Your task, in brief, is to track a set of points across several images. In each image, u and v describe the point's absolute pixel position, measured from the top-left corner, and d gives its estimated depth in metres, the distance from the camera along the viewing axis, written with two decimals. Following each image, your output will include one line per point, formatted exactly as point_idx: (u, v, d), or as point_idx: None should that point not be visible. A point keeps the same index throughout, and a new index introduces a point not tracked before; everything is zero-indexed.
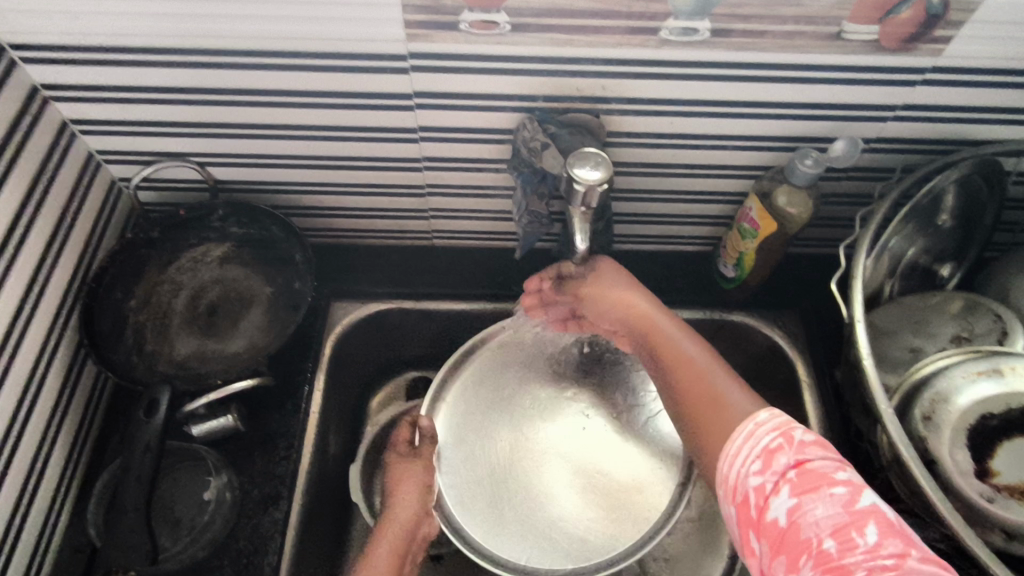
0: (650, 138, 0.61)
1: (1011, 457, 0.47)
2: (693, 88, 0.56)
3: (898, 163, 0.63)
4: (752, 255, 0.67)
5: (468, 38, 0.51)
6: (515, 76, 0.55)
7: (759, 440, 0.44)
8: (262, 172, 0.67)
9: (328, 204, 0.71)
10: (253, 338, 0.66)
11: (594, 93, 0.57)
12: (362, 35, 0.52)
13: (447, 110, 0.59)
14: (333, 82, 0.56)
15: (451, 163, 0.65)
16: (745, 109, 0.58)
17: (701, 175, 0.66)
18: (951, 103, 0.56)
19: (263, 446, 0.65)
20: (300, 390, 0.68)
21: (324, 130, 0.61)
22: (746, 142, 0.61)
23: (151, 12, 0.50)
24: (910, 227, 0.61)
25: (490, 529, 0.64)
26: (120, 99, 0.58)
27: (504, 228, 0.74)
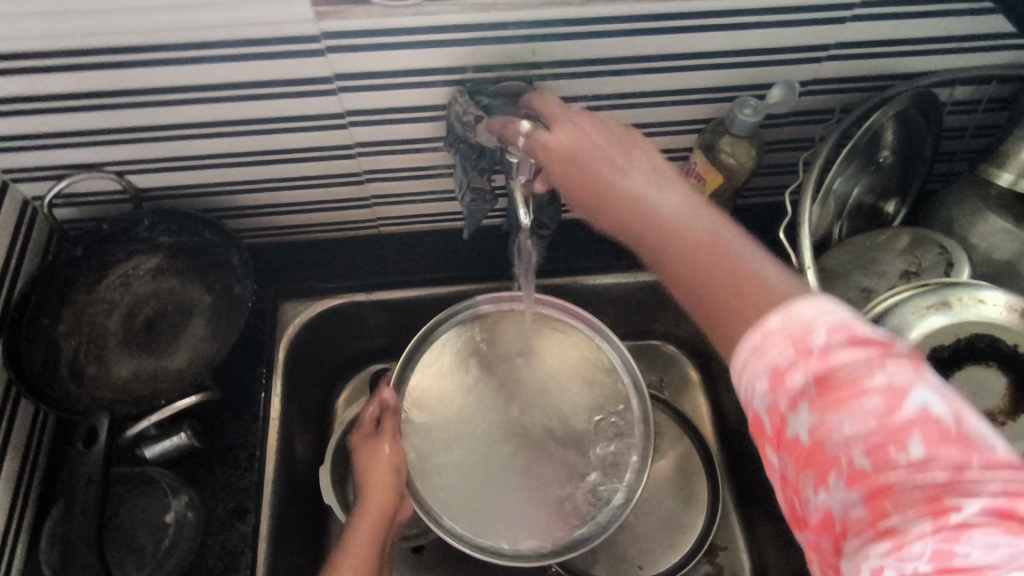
0: (589, 100, 0.59)
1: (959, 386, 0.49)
2: (627, 45, 0.54)
3: (836, 103, 0.63)
4: None
5: (387, 11, 0.48)
6: (439, 48, 0.52)
7: (767, 352, 0.33)
8: (187, 174, 0.63)
9: (263, 201, 0.68)
10: (196, 350, 0.63)
11: (525, 59, 0.54)
12: (271, 17, 0.48)
13: (374, 91, 0.56)
14: (248, 73, 0.53)
15: (386, 146, 0.62)
16: (682, 62, 0.56)
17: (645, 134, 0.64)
18: (885, 37, 0.56)
19: (223, 459, 0.63)
20: (255, 398, 0.66)
21: (246, 124, 0.58)
22: (687, 96, 0.60)
23: (32, 13, 0.46)
24: (853, 167, 0.61)
25: (468, 511, 0.59)
26: (15, 111, 0.54)
27: (450, 208, 0.72)
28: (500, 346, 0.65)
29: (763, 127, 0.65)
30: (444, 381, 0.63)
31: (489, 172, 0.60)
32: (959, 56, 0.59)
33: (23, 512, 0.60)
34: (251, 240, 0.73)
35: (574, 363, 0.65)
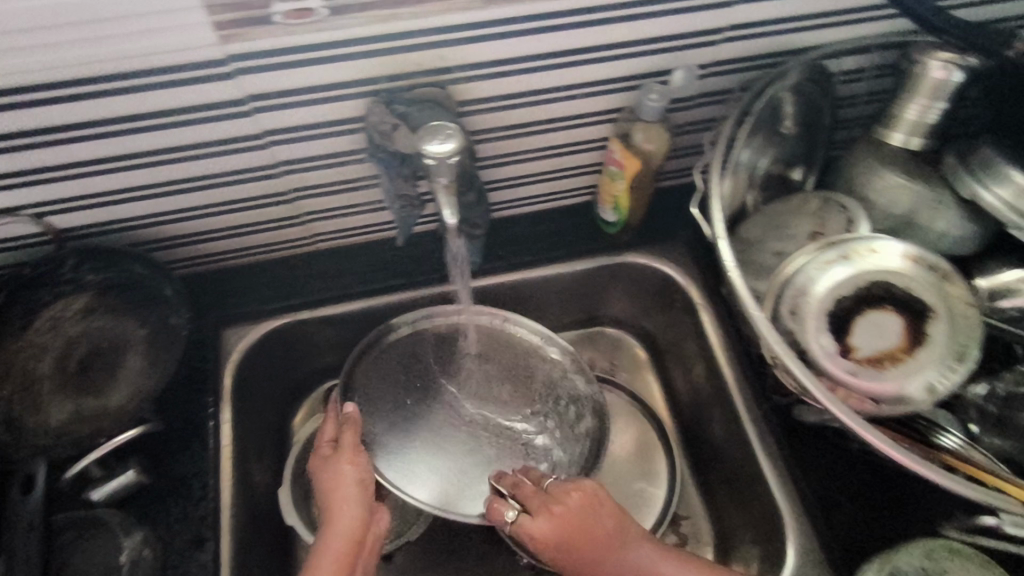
0: (502, 100, 0.61)
1: (865, 332, 0.53)
2: (530, 44, 0.56)
3: (737, 83, 0.66)
4: (626, 195, 0.69)
5: (290, 28, 0.49)
6: (347, 61, 0.53)
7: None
8: (108, 209, 0.62)
9: (191, 230, 0.67)
10: (136, 384, 0.63)
11: (435, 65, 0.55)
12: (173, 43, 0.48)
13: (289, 109, 0.56)
14: (157, 101, 0.53)
15: (309, 162, 0.63)
16: (585, 56, 0.59)
17: (561, 129, 0.67)
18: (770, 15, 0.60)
19: (176, 491, 0.62)
20: (204, 427, 0.65)
21: (161, 153, 0.57)
22: (595, 88, 0.63)
23: None
24: (759, 141, 0.64)
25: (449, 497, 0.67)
26: None
27: (383, 219, 0.73)
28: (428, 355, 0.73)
29: (672, 111, 0.68)
30: (385, 395, 0.70)
31: (413, 179, 0.64)
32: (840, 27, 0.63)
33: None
34: (185, 271, 0.72)
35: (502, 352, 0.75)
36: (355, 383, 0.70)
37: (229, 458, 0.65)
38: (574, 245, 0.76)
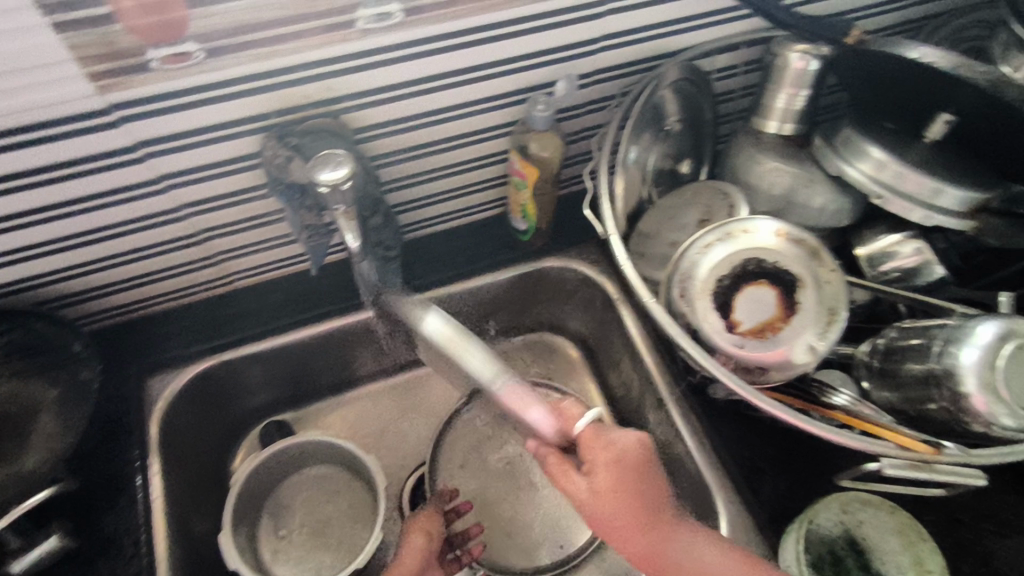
0: (396, 123, 0.63)
1: (748, 305, 0.59)
2: (415, 67, 0.58)
3: (619, 88, 0.71)
4: (532, 205, 0.73)
5: (170, 75, 0.50)
6: (234, 100, 0.54)
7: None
8: (7, 271, 0.61)
9: (97, 281, 0.66)
10: (46, 447, 0.60)
11: (325, 96, 0.57)
12: (50, 100, 0.48)
13: (183, 151, 0.57)
14: (41, 157, 0.52)
15: (212, 202, 0.63)
16: (471, 74, 0.61)
17: (460, 145, 0.69)
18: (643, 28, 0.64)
19: (105, 552, 0.60)
20: (130, 482, 0.63)
21: (53, 210, 0.57)
22: (486, 104, 0.65)
23: None
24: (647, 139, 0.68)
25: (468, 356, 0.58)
26: None
27: (294, 249, 0.74)
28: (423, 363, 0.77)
29: (563, 119, 0.71)
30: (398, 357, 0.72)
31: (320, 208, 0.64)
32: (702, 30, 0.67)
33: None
34: (98, 323, 0.72)
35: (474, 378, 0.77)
36: None
37: (163, 509, 0.63)
38: (491, 256, 0.79)
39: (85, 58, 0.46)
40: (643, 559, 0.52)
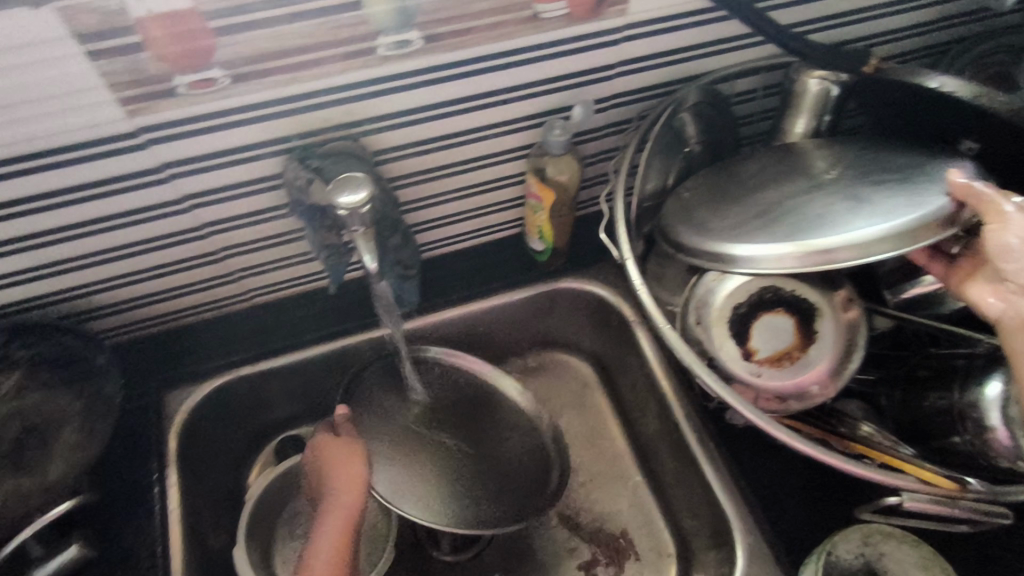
0: (566, 111, 0.67)
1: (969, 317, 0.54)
2: (594, 57, 0.62)
3: (820, 83, 0.65)
4: (548, 226, 0.74)
5: (393, 59, 0.55)
6: (438, 84, 0.59)
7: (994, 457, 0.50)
8: (225, 236, 0.67)
9: (306, 268, 0.75)
10: (73, 457, 0.62)
11: (523, 79, 0.62)
12: (290, 92, 0.55)
13: (384, 133, 0.62)
14: (275, 152, 0.59)
15: (408, 181, 0.68)
16: (636, 64, 0.65)
17: (607, 134, 0.72)
18: (768, 45, 0.70)
19: (125, 563, 0.63)
20: (152, 494, 0.66)
21: (284, 201, 0.65)
22: (637, 97, 0.69)
23: (98, 137, 0.52)
24: (823, 148, 0.64)
25: (729, 198, 0.62)
26: (87, 233, 0.60)
27: (456, 231, 0.79)
28: (586, 329, 0.87)
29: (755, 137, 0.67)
30: (594, 320, 0.84)
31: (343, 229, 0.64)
32: (867, 26, 0.71)
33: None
34: (272, 295, 0.78)
35: (633, 367, 0.80)
36: (571, 309, 0.84)
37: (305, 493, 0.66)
38: None
39: (336, 41, 0.52)
40: None
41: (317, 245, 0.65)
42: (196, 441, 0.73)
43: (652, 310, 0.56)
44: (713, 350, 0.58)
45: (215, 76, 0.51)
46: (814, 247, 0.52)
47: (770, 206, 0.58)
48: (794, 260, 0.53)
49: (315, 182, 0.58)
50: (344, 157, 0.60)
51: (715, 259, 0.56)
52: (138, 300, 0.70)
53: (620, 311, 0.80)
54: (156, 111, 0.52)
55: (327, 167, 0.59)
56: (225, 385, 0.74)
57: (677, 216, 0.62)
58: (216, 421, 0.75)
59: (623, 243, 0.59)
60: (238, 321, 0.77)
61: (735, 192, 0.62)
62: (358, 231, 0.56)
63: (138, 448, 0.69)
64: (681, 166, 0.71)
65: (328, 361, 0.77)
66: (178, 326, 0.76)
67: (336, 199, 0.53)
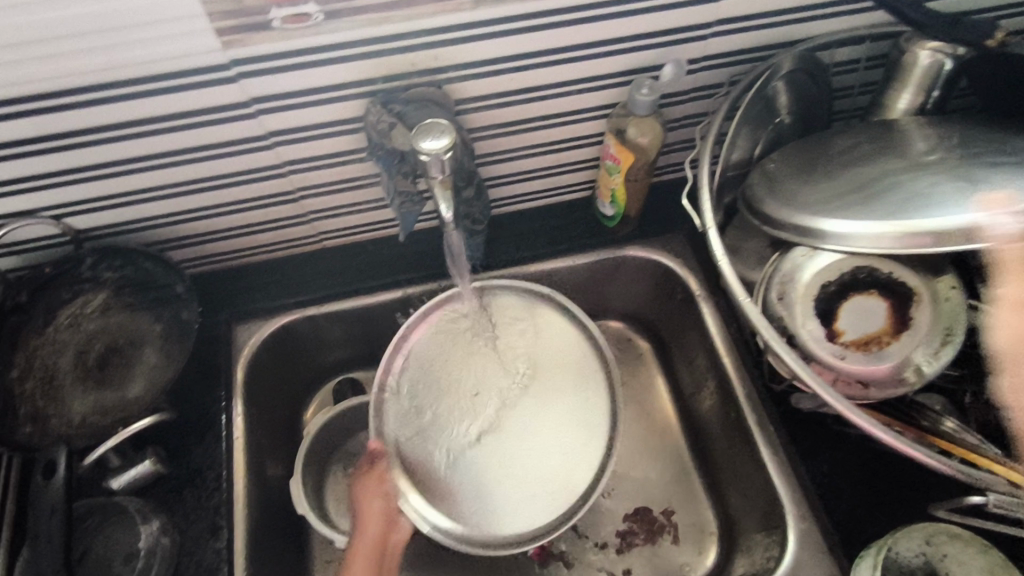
0: (654, 71, 0.64)
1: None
2: (690, 14, 0.59)
3: (932, 55, 0.60)
4: (622, 191, 0.72)
5: (485, 4, 0.54)
6: (528, 33, 0.57)
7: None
8: (302, 176, 0.67)
9: (375, 215, 0.76)
10: (150, 378, 0.65)
11: (613, 33, 0.59)
12: (380, 33, 0.54)
13: (467, 82, 0.61)
14: (359, 94, 0.59)
15: (484, 133, 0.67)
16: (734, 24, 0.62)
17: (692, 98, 0.70)
18: (877, 12, 0.66)
19: (192, 482, 0.67)
20: (218, 421, 0.70)
21: (362, 144, 0.65)
22: (728, 60, 0.66)
23: (192, 67, 0.53)
24: (928, 126, 0.60)
25: (822, 171, 0.59)
26: (173, 163, 0.62)
27: (525, 189, 0.78)
28: (648, 301, 0.85)
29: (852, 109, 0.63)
30: (659, 292, 0.82)
31: (414, 176, 0.64)
32: None
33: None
34: (341, 239, 0.79)
35: (694, 343, 0.79)
36: (636, 278, 0.82)
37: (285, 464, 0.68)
38: None
39: None
40: None
41: (393, 191, 0.65)
42: (261, 376, 0.75)
43: (732, 285, 0.54)
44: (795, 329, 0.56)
45: (309, 12, 0.51)
46: (917, 229, 0.50)
47: (868, 183, 0.55)
48: (893, 240, 0.50)
49: (399, 127, 0.58)
50: (426, 103, 0.59)
51: (806, 233, 0.54)
52: (215, 233, 0.72)
53: (686, 284, 0.78)
54: (250, 44, 0.52)
55: (409, 112, 0.58)
56: (293, 323, 0.76)
57: (765, 186, 0.60)
58: (282, 357, 0.78)
59: (707, 211, 0.57)
60: (307, 262, 0.79)
61: (829, 165, 0.59)
62: (437, 177, 0.56)
63: (208, 374, 0.72)
64: (769, 136, 0.68)
65: (390, 309, 0.78)
66: (250, 262, 0.78)
67: (418, 144, 0.53)
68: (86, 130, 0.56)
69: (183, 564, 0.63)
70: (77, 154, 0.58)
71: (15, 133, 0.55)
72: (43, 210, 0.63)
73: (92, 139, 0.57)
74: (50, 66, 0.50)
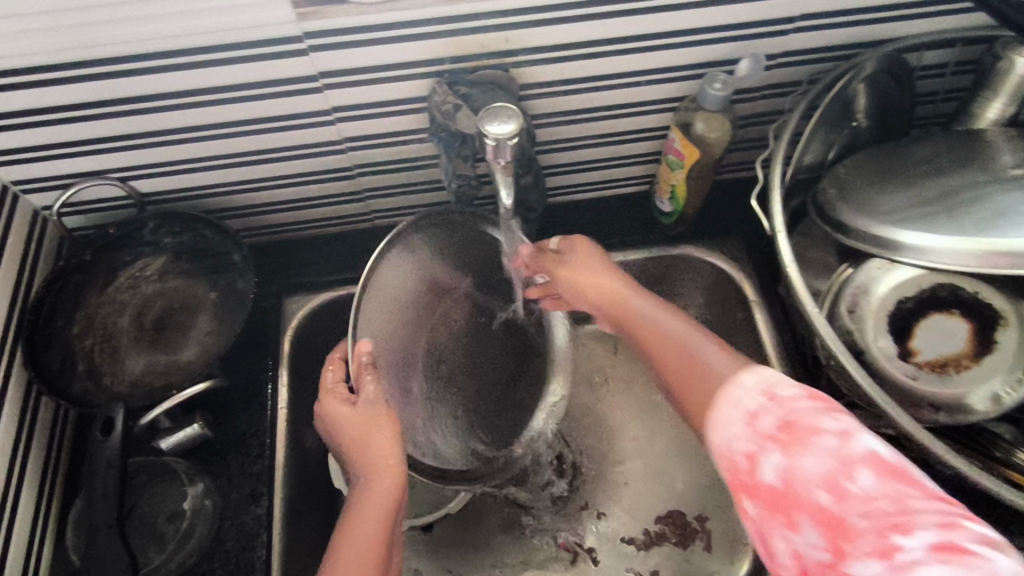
0: (728, 64, 0.62)
1: (931, 336, 0.55)
2: (772, 6, 0.57)
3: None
4: (682, 187, 0.70)
5: None
6: (602, 19, 0.56)
7: (743, 402, 0.47)
8: (362, 153, 0.67)
9: (430, 196, 0.75)
10: (203, 344, 0.67)
11: (689, 24, 0.57)
12: (454, 13, 0.53)
13: (535, 67, 0.60)
14: (425, 73, 0.58)
15: (547, 119, 0.66)
16: (817, 20, 0.59)
17: (764, 95, 0.67)
18: (974, 14, 0.62)
19: (237, 448, 0.68)
20: (264, 390, 0.71)
21: (423, 125, 0.64)
22: (807, 56, 0.63)
23: (265, 39, 0.53)
24: (1020, 140, 0.57)
25: (903, 177, 0.56)
26: (238, 133, 0.62)
27: (582, 179, 0.76)
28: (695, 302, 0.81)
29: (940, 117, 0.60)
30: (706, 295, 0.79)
31: (473, 159, 0.63)
32: None
33: (17, 498, 0.60)
34: (393, 219, 0.79)
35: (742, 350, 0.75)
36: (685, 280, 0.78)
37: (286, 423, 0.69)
38: None
39: None
40: (682, 362, 0.54)
41: (451, 173, 0.64)
42: (306, 350, 0.76)
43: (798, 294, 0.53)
44: (864, 344, 0.54)
45: None
46: (1008, 250, 0.47)
47: (954, 195, 0.53)
48: (979, 259, 0.48)
49: (463, 110, 0.57)
50: (492, 87, 0.59)
51: (886, 244, 0.52)
52: (272, 204, 0.73)
53: (738, 288, 0.75)
54: (323, 18, 0.52)
55: (475, 95, 0.57)
56: (338, 300, 0.75)
57: (842, 190, 0.58)
58: (327, 332, 0.78)
59: (778, 215, 0.55)
60: (358, 239, 0.79)
61: (911, 172, 0.56)
62: (501, 163, 0.55)
63: (258, 344, 0.74)
64: (844, 140, 0.65)
65: None
66: (303, 236, 0.79)
67: (485, 127, 0.52)
68: (156, 95, 0.57)
69: (225, 528, 0.65)
70: (147, 119, 0.59)
71: (90, 95, 0.56)
72: (110, 171, 0.64)
73: (161, 105, 0.58)
74: (129, 30, 0.51)
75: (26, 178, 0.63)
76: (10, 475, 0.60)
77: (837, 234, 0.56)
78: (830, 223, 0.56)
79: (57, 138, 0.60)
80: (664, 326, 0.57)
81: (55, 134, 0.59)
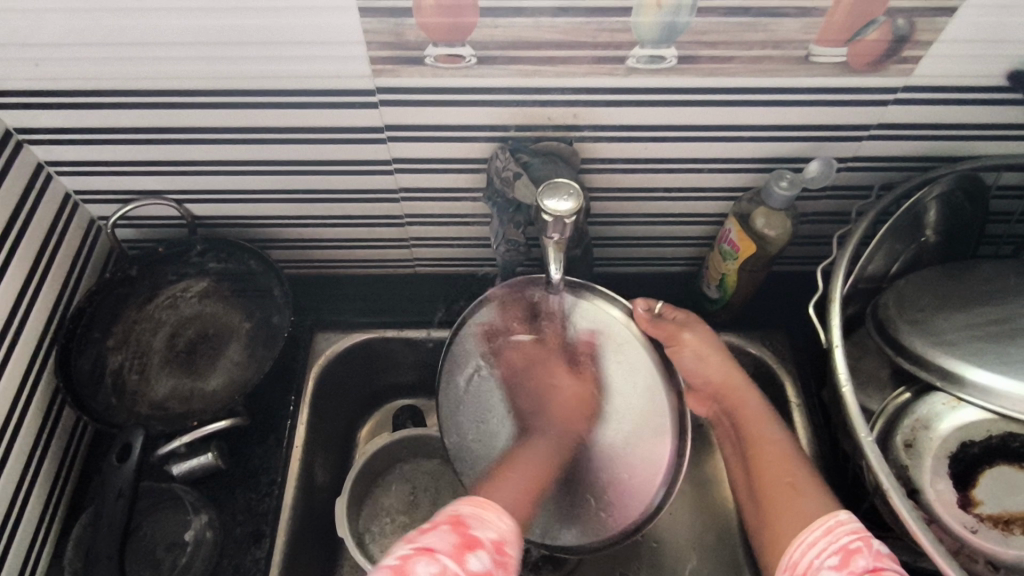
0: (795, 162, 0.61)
1: (994, 486, 0.52)
2: (851, 112, 0.56)
3: None
4: (734, 277, 0.68)
5: (640, 73, 0.52)
6: (674, 107, 0.55)
7: (839, 538, 0.47)
8: (415, 204, 0.67)
9: (474, 252, 0.75)
10: (231, 374, 0.67)
11: (760, 120, 0.56)
12: (528, 86, 0.53)
13: (600, 143, 0.59)
14: (490, 138, 0.58)
15: (604, 193, 0.65)
16: (893, 131, 0.58)
17: (828, 195, 0.66)
18: None
19: (245, 483, 0.66)
20: (282, 425, 0.69)
21: (479, 185, 0.64)
22: (880, 163, 0.62)
23: (338, 89, 0.54)
24: None
25: (970, 300, 0.54)
26: (296, 171, 0.63)
27: (631, 254, 0.75)
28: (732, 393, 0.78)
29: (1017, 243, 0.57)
30: None
31: (525, 226, 0.62)
32: None
33: (23, 510, 0.59)
34: (436, 269, 0.78)
35: None
36: None
37: (298, 462, 0.68)
38: None
39: (591, 44, 0.50)
40: (762, 452, 0.58)
41: (501, 237, 0.63)
42: (326, 387, 0.74)
43: (852, 418, 0.49)
44: (919, 483, 0.52)
45: (464, 54, 0.50)
46: None
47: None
48: None
49: (524, 178, 0.56)
50: (554, 160, 0.58)
51: (945, 375, 0.49)
52: (319, 241, 0.73)
53: (777, 386, 0.72)
54: (398, 76, 0.52)
55: (536, 165, 0.57)
56: (368, 341, 0.75)
57: (902, 305, 0.55)
58: (352, 373, 0.77)
59: (834, 330, 0.52)
60: (396, 284, 0.79)
61: (981, 296, 0.54)
62: (553, 239, 0.54)
63: (282, 378, 0.72)
64: (911, 253, 0.62)
65: None
66: (344, 274, 0.79)
67: (542, 202, 0.51)
68: (224, 128, 0.58)
69: (222, 567, 0.62)
70: (213, 148, 0.60)
71: (162, 121, 0.57)
72: (169, 193, 0.65)
73: (227, 137, 0.59)
74: (211, 67, 0.52)
75: (88, 189, 0.65)
76: (22, 483, 0.59)
77: (897, 355, 0.53)
78: (888, 344, 0.53)
79: (125, 156, 0.61)
80: (768, 426, 0.59)
81: (124, 153, 0.61)
